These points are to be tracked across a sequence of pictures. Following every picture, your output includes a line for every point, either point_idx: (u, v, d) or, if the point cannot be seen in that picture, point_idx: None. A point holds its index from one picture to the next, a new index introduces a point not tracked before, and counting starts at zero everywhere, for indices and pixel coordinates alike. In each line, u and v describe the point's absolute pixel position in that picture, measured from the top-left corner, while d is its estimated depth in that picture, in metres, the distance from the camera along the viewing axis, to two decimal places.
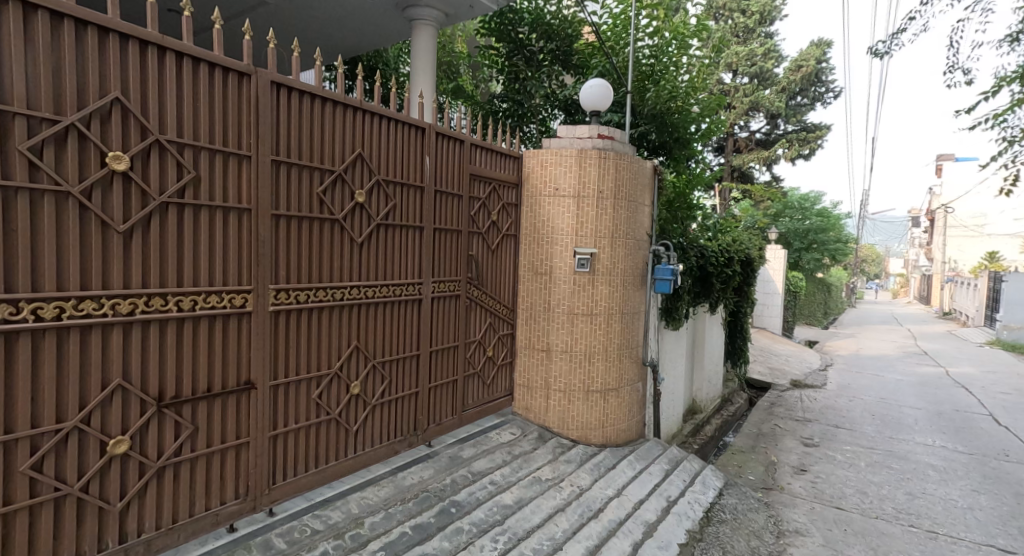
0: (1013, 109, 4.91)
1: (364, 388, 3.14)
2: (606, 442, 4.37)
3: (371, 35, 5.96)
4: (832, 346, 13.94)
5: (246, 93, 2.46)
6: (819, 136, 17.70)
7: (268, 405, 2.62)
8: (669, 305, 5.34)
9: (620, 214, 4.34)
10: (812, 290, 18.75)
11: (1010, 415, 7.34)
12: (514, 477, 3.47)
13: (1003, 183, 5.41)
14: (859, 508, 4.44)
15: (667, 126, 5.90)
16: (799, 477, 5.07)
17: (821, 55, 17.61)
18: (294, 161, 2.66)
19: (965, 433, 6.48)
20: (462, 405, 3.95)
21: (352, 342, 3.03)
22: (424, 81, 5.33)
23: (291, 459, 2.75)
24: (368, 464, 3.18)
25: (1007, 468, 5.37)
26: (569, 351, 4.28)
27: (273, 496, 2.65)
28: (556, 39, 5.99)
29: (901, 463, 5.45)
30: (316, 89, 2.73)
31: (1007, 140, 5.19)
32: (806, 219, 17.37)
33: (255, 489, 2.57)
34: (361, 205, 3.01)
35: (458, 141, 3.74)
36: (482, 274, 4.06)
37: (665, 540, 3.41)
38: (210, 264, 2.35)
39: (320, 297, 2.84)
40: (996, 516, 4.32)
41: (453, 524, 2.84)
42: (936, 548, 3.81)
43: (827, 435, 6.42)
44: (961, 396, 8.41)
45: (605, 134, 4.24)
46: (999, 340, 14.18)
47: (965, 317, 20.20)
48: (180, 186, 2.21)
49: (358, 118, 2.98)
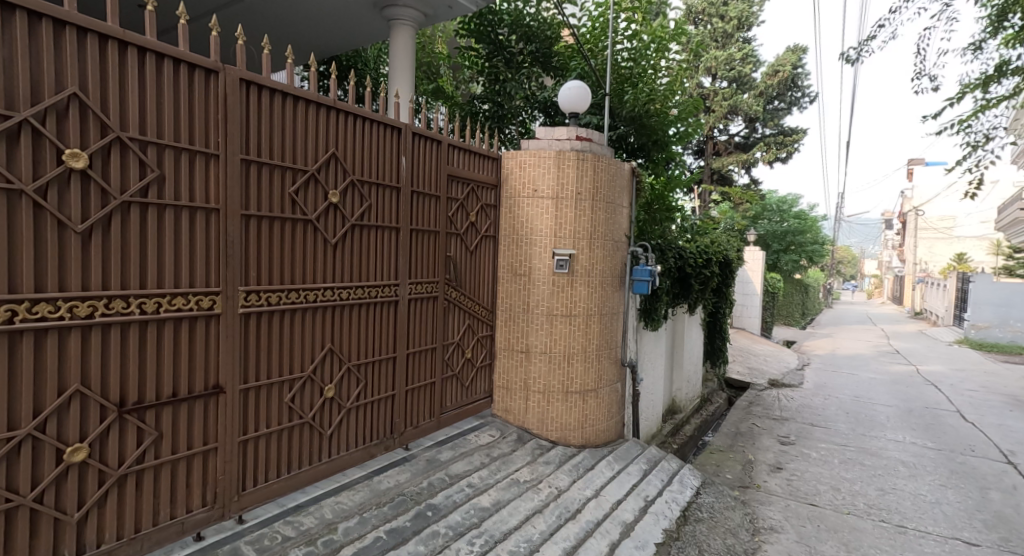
0: (977, 115, 5.08)
1: (339, 391, 3.09)
2: (586, 443, 4.38)
3: (348, 36, 5.91)
4: (809, 346, 14.15)
5: (214, 92, 2.40)
6: (796, 140, 18.04)
7: (238, 410, 2.56)
8: (648, 306, 5.37)
9: (598, 215, 4.34)
10: (790, 290, 19.04)
11: (976, 411, 7.55)
12: (492, 479, 3.45)
13: (968, 186, 5.59)
14: (832, 504, 4.51)
15: (645, 128, 5.91)
16: (775, 475, 5.14)
17: (797, 60, 17.97)
18: (265, 160, 2.60)
19: (934, 429, 6.64)
20: (440, 408, 3.92)
21: (326, 344, 2.98)
22: (403, 81, 5.31)
23: (262, 464, 2.69)
24: (343, 469, 3.13)
25: (973, 462, 5.52)
26: (547, 353, 4.27)
27: (242, 503, 2.59)
28: (535, 41, 6.01)
29: (873, 460, 5.56)
30: (288, 88, 2.69)
31: (971, 144, 5.36)
32: (784, 222, 17.74)
33: (224, 495, 2.51)
34: (334, 205, 2.97)
35: (436, 141, 3.71)
36: (460, 276, 4.03)
37: (642, 539, 3.42)
38: (176, 265, 2.29)
39: (293, 299, 2.79)
40: (962, 510, 4.43)
41: (429, 527, 2.80)
42: (905, 542, 3.88)
43: (803, 433, 6.52)
44: (932, 393, 8.61)
45: (583, 135, 4.27)
46: (967, 339, 14.55)
47: (934, 317, 20.73)
48: (143, 184, 2.15)
49: (331, 117, 2.94)
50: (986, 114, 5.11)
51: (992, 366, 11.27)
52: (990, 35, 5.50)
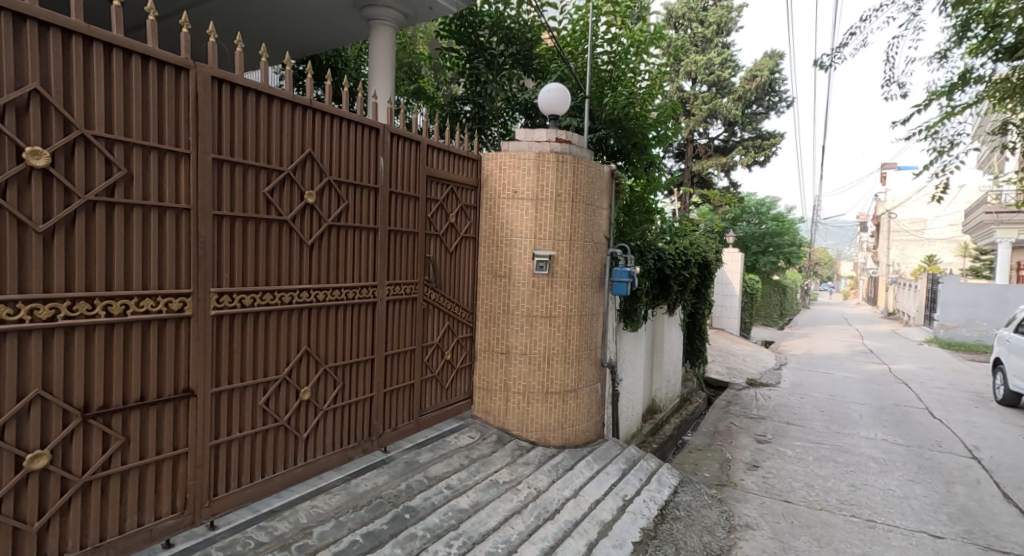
0: (943, 122, 5.24)
1: (315, 394, 3.06)
2: (565, 444, 4.39)
3: (327, 35, 5.83)
4: (787, 346, 14.41)
5: (185, 89, 2.35)
6: (773, 144, 18.39)
7: (209, 414, 2.51)
8: (627, 307, 5.41)
9: (578, 217, 4.36)
10: (768, 291, 19.37)
11: (944, 408, 7.76)
12: (471, 480, 3.44)
13: (935, 190, 5.76)
14: (806, 501, 4.59)
15: (625, 131, 5.94)
16: (751, 473, 5.22)
17: (774, 66, 18.28)
18: (238, 159, 2.56)
19: (904, 425, 6.81)
20: (419, 410, 3.89)
21: (302, 346, 2.94)
22: (383, 83, 5.29)
23: (234, 469, 2.64)
24: (320, 472, 3.09)
25: (940, 458, 5.67)
26: (527, 353, 4.27)
27: (214, 509, 2.54)
28: (516, 43, 6.02)
29: (846, 456, 5.68)
30: (262, 87, 2.65)
31: (937, 150, 5.53)
32: (762, 224, 18.06)
33: (194, 501, 2.45)
34: (311, 205, 2.93)
35: (415, 142, 3.69)
36: (440, 276, 4.01)
37: (620, 538, 3.44)
38: (144, 266, 2.24)
39: (267, 300, 2.74)
40: (929, 503, 4.54)
41: (406, 530, 2.79)
42: (875, 536, 3.97)
43: (779, 431, 6.63)
44: (902, 391, 8.83)
45: (562, 138, 4.29)
46: (937, 339, 14.97)
47: (906, 317, 21.28)
48: (109, 184, 2.09)
49: (308, 117, 2.90)
50: (951, 120, 5.27)
51: (959, 364, 11.61)
52: (956, 44, 5.67)
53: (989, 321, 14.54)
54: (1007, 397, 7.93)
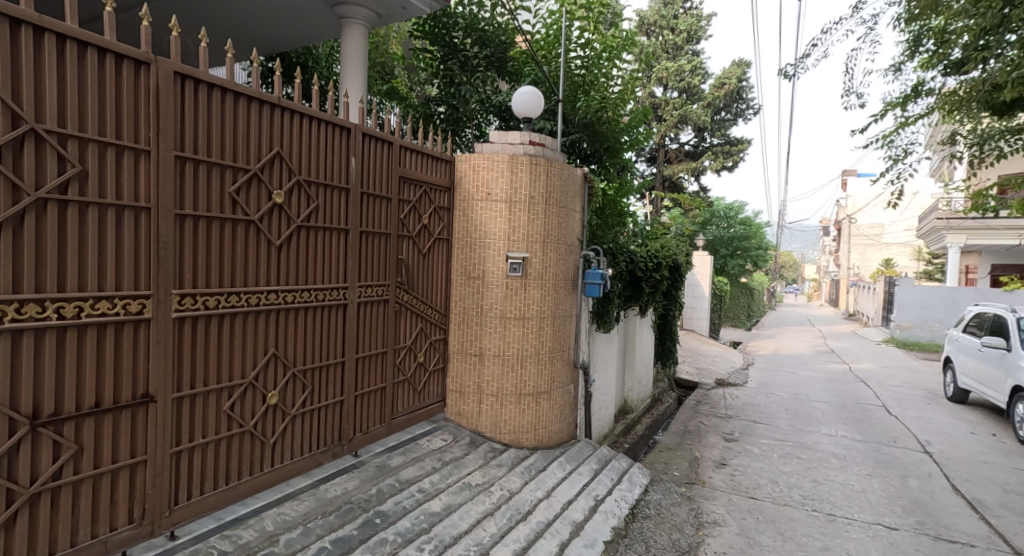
0: (899, 131, 5.47)
1: (283, 398, 3.00)
2: (538, 445, 4.41)
3: (297, 32, 5.75)
4: (754, 346, 14.78)
5: (145, 84, 2.29)
6: (741, 150, 18.84)
7: (170, 420, 2.44)
8: (600, 309, 5.46)
9: (551, 220, 4.39)
10: (736, 293, 19.82)
11: (900, 406, 8.07)
12: (443, 483, 3.43)
13: (891, 196, 6.00)
14: (771, 497, 4.72)
15: (598, 134, 6.02)
16: (719, 471, 5.34)
17: (742, 74, 18.67)
18: (203, 157, 2.51)
19: (863, 422, 7.05)
20: (391, 413, 3.85)
21: (270, 350, 2.89)
22: (356, 82, 5.25)
23: (197, 477, 2.57)
24: (288, 478, 3.03)
25: (896, 453, 5.89)
26: (501, 355, 4.27)
27: (174, 518, 2.47)
28: (490, 45, 6.02)
29: (809, 453, 5.85)
30: (227, 83, 2.60)
31: (893, 159, 5.76)
32: (730, 227, 18.48)
33: (153, 511, 2.38)
34: (279, 205, 2.88)
35: (387, 142, 3.66)
36: (413, 278, 3.98)
37: (591, 538, 3.47)
38: (101, 267, 2.17)
39: (233, 302, 2.68)
40: (885, 496, 4.71)
41: (377, 535, 2.76)
42: (835, 529, 4.10)
43: (746, 429, 6.79)
44: (862, 389, 9.15)
45: (536, 141, 4.32)
46: (894, 339, 15.57)
47: (866, 318, 22.05)
48: (62, 181, 2.03)
49: (276, 115, 2.86)
50: (906, 130, 5.51)
51: (914, 363, 12.09)
52: (909, 58, 5.93)
53: (941, 322, 15.19)
54: (957, 394, 8.28)
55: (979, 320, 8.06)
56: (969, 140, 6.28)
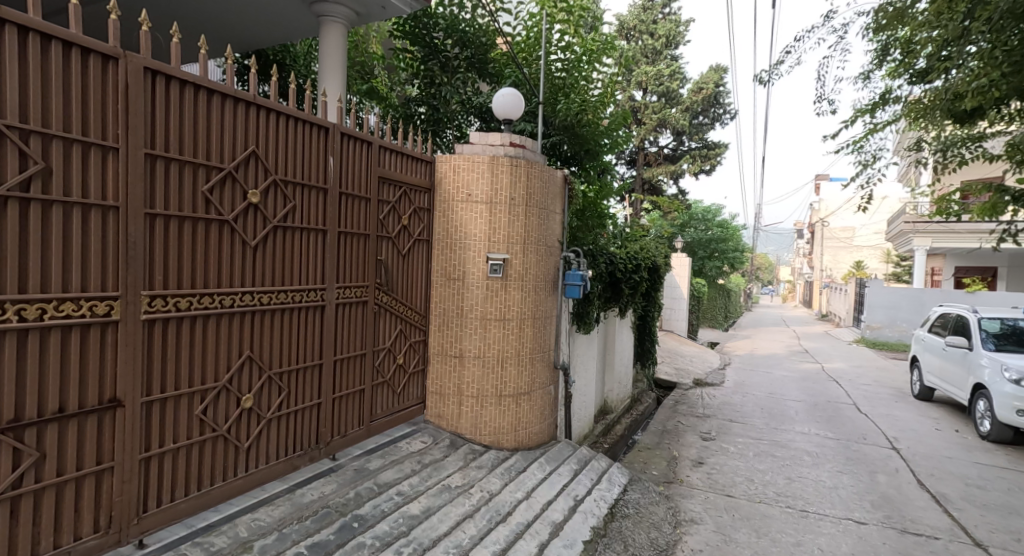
0: (869, 137, 5.62)
1: (258, 401, 2.96)
2: (518, 446, 4.42)
3: (273, 29, 5.65)
4: (730, 347, 15.02)
5: (113, 80, 2.24)
6: (718, 154, 19.14)
7: (139, 425, 2.39)
8: (580, 310, 5.50)
9: (531, 221, 4.40)
10: (714, 294, 20.12)
11: (870, 404, 8.29)
12: (423, 486, 3.41)
13: (861, 201, 6.16)
14: (747, 494, 4.79)
15: (578, 137, 6.07)
16: (697, 470, 5.40)
17: (719, 80, 18.95)
18: (174, 155, 2.46)
19: (835, 420, 7.22)
20: (370, 415, 3.82)
21: (244, 352, 2.84)
22: (335, 81, 5.21)
23: (167, 483, 2.52)
24: (263, 483, 2.99)
25: (865, 450, 6.04)
26: (481, 357, 4.27)
27: (142, 527, 2.41)
28: (471, 46, 6.02)
29: (783, 451, 5.96)
30: (200, 80, 2.55)
31: (863, 164, 5.92)
32: (708, 230, 18.76)
33: (120, 519, 2.32)
34: (254, 205, 2.84)
35: (366, 142, 3.63)
36: (392, 280, 3.96)
37: (570, 538, 3.49)
38: (65, 267, 2.11)
39: (205, 304, 2.63)
40: (856, 492, 4.83)
41: (354, 539, 2.74)
42: (808, 525, 4.19)
43: (723, 428, 6.90)
44: (834, 388, 9.37)
45: (516, 142, 4.33)
46: (864, 339, 15.98)
47: (838, 318, 22.60)
48: (24, 178, 1.97)
49: (251, 113, 2.81)
50: (875, 136, 5.67)
51: (883, 362, 12.43)
52: (878, 66, 6.11)
53: (909, 322, 15.64)
54: (922, 391, 8.52)
55: (943, 320, 8.32)
56: (933, 147, 6.48)
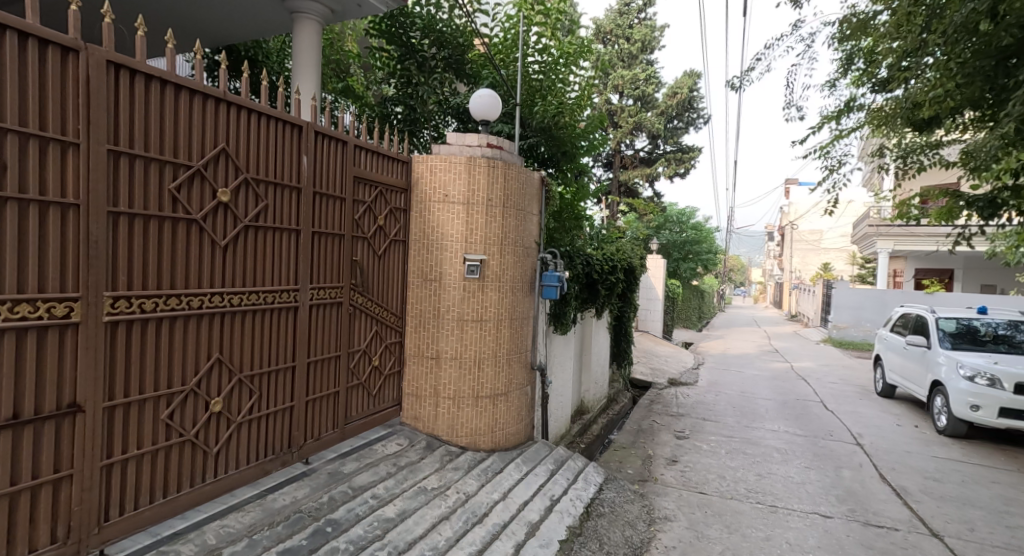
0: (835, 143, 5.80)
1: (228, 405, 2.91)
2: (495, 447, 4.43)
3: (245, 24, 5.56)
4: (704, 347, 15.27)
5: (73, 73, 2.18)
6: (693, 157, 19.44)
7: (100, 430, 2.32)
8: (556, 311, 5.54)
9: (508, 222, 4.42)
10: (688, 295, 20.45)
11: (837, 401, 8.53)
12: (398, 488, 3.39)
13: (827, 204, 6.35)
14: (719, 491, 4.89)
15: (555, 139, 6.12)
16: (671, 468, 5.49)
17: (693, 84, 19.25)
18: (139, 152, 2.40)
19: (804, 418, 7.41)
20: (344, 418, 3.78)
21: (213, 355, 2.79)
22: (309, 79, 5.14)
23: (130, 490, 2.46)
24: (232, 489, 2.93)
25: (832, 446, 6.21)
26: (457, 358, 4.26)
27: (104, 536, 2.35)
28: (448, 47, 6.01)
29: (753, 448, 6.10)
30: (167, 75, 2.50)
31: (830, 169, 6.10)
32: (682, 232, 19.05)
33: (80, 529, 2.26)
34: (224, 204, 2.79)
35: (341, 141, 3.59)
36: (367, 281, 3.92)
37: (546, 537, 3.51)
38: (20, 267, 2.05)
39: (172, 305, 2.57)
40: (822, 487, 4.97)
41: (328, 543, 2.71)
42: (777, 520, 4.30)
43: (696, 427, 7.02)
44: (803, 386, 9.62)
45: (493, 143, 4.34)
46: (831, 338, 16.44)
47: (806, 319, 23.20)
48: None
49: (221, 109, 2.77)
50: (840, 142, 5.85)
51: (849, 361, 12.80)
52: (844, 74, 6.30)
53: (873, 322, 16.14)
54: (885, 389, 8.81)
55: (904, 320, 8.62)
56: (894, 153, 6.71)
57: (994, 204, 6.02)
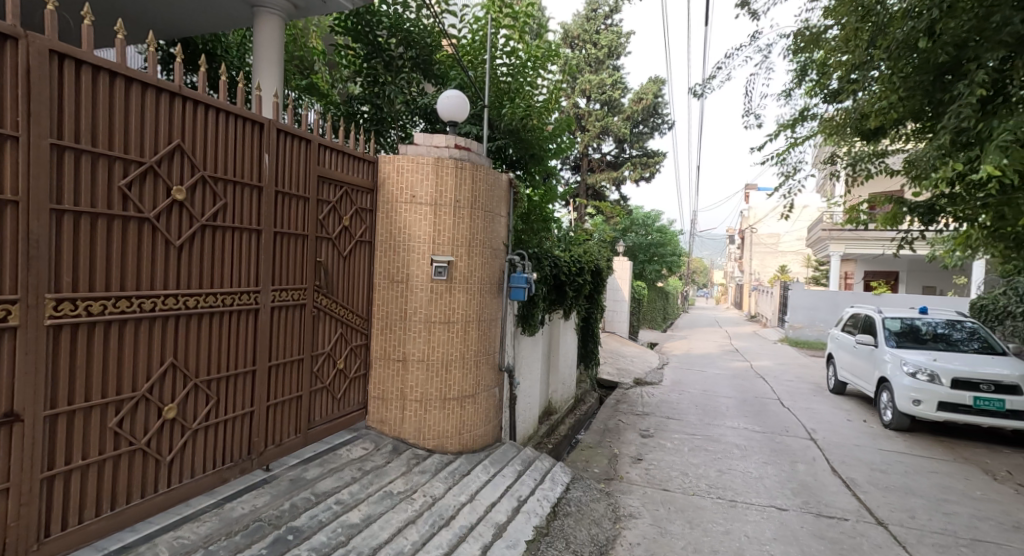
0: (791, 150, 6.01)
1: (182, 411, 2.82)
2: (462, 449, 4.42)
3: (205, 17, 5.40)
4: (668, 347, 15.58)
5: (12, 63, 2.09)
6: (658, 162, 19.83)
7: (41, 438, 2.22)
8: (524, 312, 5.56)
9: (476, 223, 4.42)
10: (653, 297, 20.83)
11: (793, 398, 8.84)
12: (363, 493, 3.36)
13: (784, 209, 6.56)
14: (681, 487, 5.01)
15: (523, 142, 6.10)
16: (635, 466, 5.59)
17: (658, 90, 19.64)
18: (85, 147, 2.31)
19: (763, 415, 7.65)
20: (307, 422, 3.71)
21: (167, 359, 2.70)
22: (270, 75, 5.03)
23: (75, 501, 2.36)
24: (187, 498, 2.85)
25: (788, 441, 6.44)
26: (424, 360, 4.24)
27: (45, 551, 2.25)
28: (416, 47, 5.97)
29: (714, 445, 6.27)
30: (117, 67, 2.41)
31: (786, 175, 6.32)
32: (648, 234, 19.40)
33: (18, 544, 2.16)
34: (180, 202, 2.72)
35: (305, 140, 3.54)
36: (331, 282, 3.87)
37: (513, 538, 3.53)
38: None
39: (122, 308, 2.49)
40: (779, 481, 5.15)
41: (289, 551, 2.66)
42: (736, 514, 4.43)
43: (660, 425, 7.16)
44: (762, 385, 9.92)
45: (461, 145, 4.34)
46: (789, 338, 17.03)
47: (765, 319, 23.97)
48: None
49: (176, 104, 2.69)
50: (795, 149, 6.08)
51: (805, 360, 13.28)
52: (799, 83, 6.54)
53: (827, 322, 16.78)
54: (837, 386, 9.17)
55: (854, 320, 9.01)
56: (844, 161, 7.02)
57: (933, 209, 6.24)
